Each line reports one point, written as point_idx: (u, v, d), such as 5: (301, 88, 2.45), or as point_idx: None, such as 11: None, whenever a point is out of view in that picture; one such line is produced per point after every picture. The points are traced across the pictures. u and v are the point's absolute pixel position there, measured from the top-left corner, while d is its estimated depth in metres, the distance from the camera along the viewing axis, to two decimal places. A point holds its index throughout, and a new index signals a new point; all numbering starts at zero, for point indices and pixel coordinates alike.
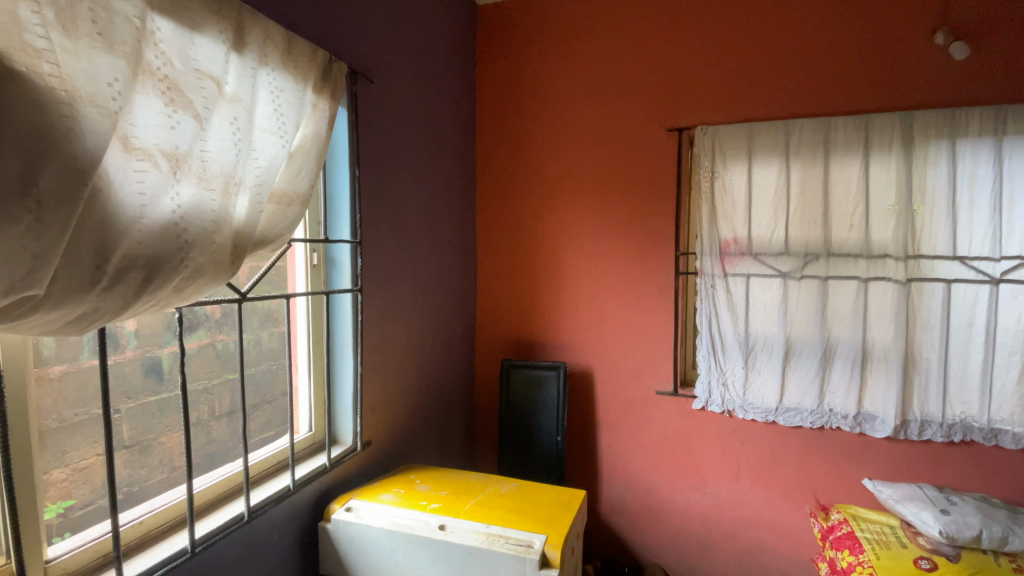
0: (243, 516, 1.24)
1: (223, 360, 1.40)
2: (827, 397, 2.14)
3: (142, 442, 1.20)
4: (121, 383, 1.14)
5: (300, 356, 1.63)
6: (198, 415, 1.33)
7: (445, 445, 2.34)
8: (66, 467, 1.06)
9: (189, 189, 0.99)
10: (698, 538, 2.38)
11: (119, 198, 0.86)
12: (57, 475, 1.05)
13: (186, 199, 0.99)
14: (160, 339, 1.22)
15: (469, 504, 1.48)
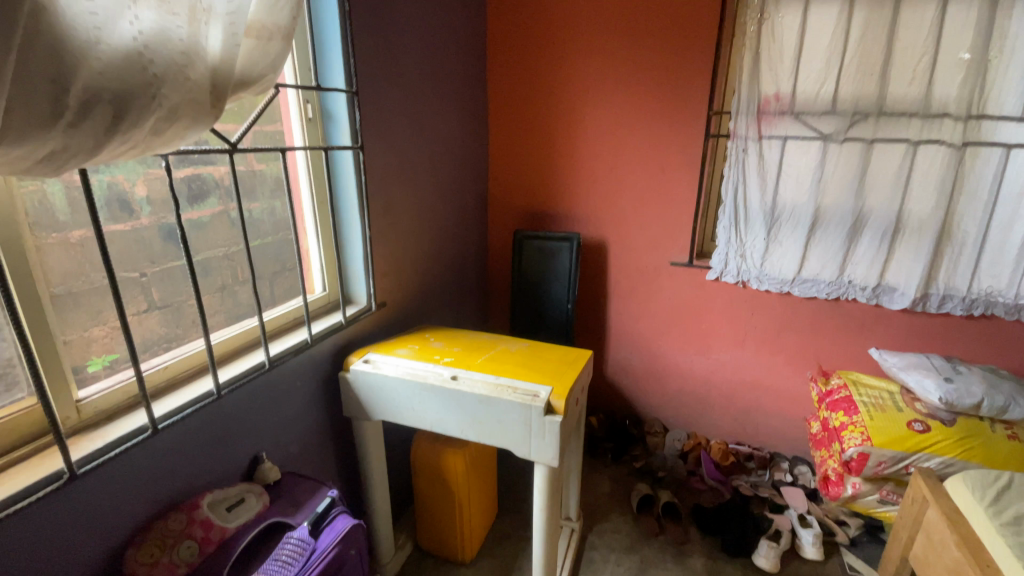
0: (264, 364, 1.31)
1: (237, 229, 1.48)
2: (848, 269, 2.08)
3: (172, 302, 1.32)
4: (141, 247, 1.23)
5: (306, 217, 1.58)
6: (221, 279, 1.44)
7: (458, 311, 2.39)
8: (105, 326, 1.14)
9: (148, 11, 0.85)
10: (698, 398, 2.52)
11: (69, 18, 0.76)
12: (99, 331, 1.13)
13: (148, 25, 0.85)
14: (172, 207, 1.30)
15: (480, 360, 1.54)
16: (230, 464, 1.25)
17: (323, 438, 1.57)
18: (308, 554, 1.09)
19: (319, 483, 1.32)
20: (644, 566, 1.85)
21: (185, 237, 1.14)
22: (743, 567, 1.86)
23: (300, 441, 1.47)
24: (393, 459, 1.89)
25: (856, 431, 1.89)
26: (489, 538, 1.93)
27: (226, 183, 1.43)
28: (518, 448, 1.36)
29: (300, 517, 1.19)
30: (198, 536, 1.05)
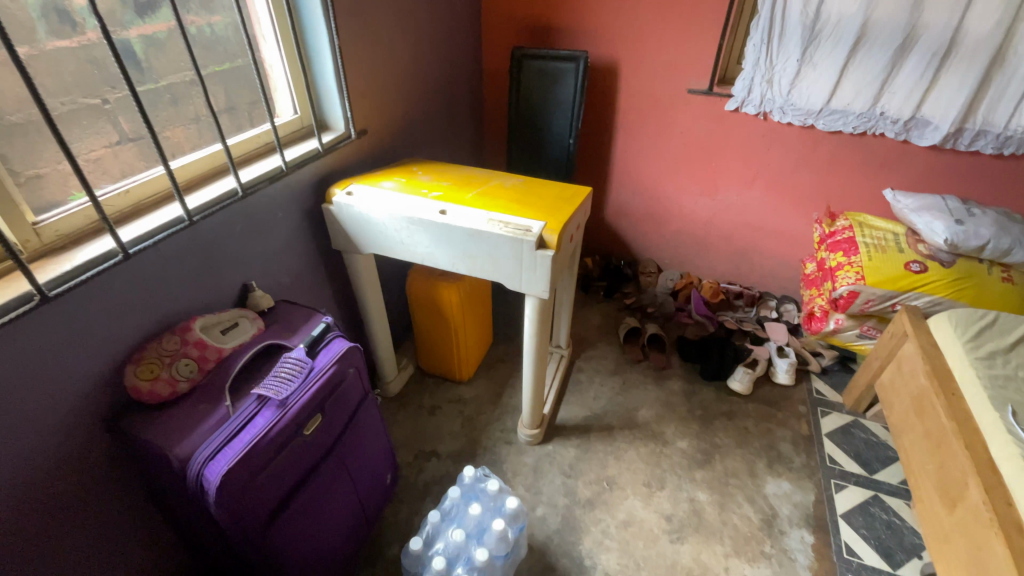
0: (236, 193, 1.22)
1: (206, 49, 1.32)
2: (883, 99, 1.85)
3: (146, 137, 1.22)
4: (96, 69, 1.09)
5: (262, 20, 1.36)
6: (195, 110, 1.32)
7: (449, 145, 2.22)
8: (82, 158, 1.10)
9: None
10: (696, 239, 2.48)
11: None
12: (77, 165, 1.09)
13: None
14: (121, 20, 1.11)
15: (471, 194, 1.45)
16: (218, 291, 1.25)
17: (313, 269, 1.56)
18: (308, 371, 1.14)
19: (313, 311, 1.33)
20: (626, 386, 2.00)
21: (121, 56, 0.95)
22: (717, 389, 2.01)
23: (290, 272, 1.46)
24: (389, 291, 1.92)
25: (851, 272, 1.89)
26: (485, 363, 2.07)
27: None
28: (509, 282, 1.34)
29: (296, 341, 1.22)
30: (195, 355, 1.09)
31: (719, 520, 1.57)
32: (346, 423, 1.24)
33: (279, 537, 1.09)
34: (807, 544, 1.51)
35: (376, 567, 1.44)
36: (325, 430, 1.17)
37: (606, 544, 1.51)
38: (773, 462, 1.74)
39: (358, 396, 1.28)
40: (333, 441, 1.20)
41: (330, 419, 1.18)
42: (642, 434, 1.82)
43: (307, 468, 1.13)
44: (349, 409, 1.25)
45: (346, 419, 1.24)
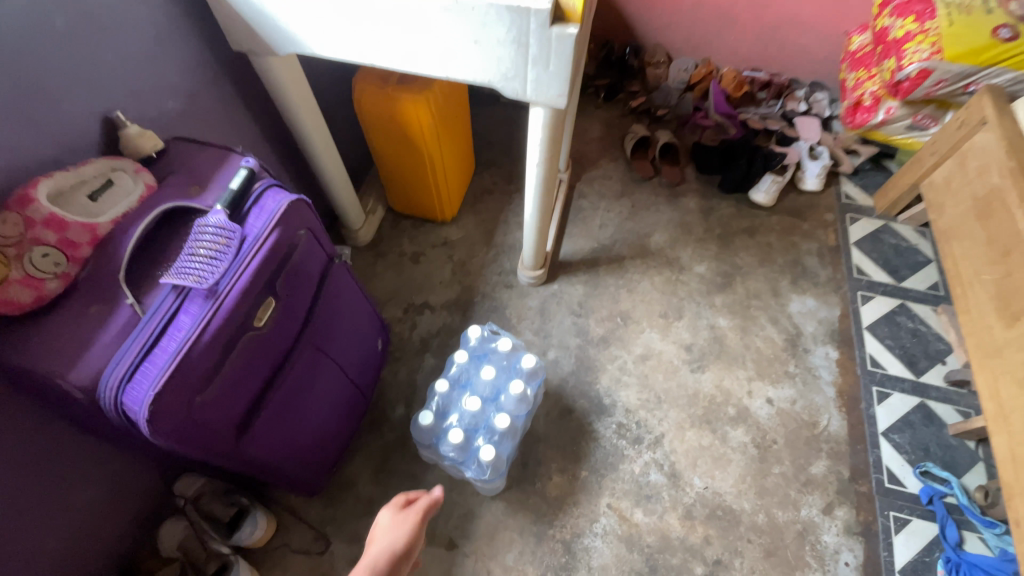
0: None
1: None
2: None
3: None
4: None
5: None
6: None
7: None
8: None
9: None
10: (719, 12, 1.93)
11: None
12: None
13: None
14: None
15: None
16: (68, 133, 0.81)
17: (212, 86, 1.07)
18: (239, 244, 0.80)
19: (228, 151, 0.92)
20: (635, 208, 1.70)
21: None
22: (737, 202, 1.74)
23: (174, 92, 0.99)
24: (333, 113, 1.44)
25: (925, 42, 1.49)
26: (468, 196, 1.72)
27: None
28: (507, 85, 0.93)
29: (210, 198, 0.84)
30: (51, 242, 0.72)
31: (742, 345, 1.45)
32: (313, 301, 0.94)
33: (259, 447, 0.88)
34: (831, 360, 1.44)
35: (381, 431, 1.32)
36: (286, 315, 0.87)
37: (625, 381, 1.39)
38: (799, 278, 1.59)
39: (321, 265, 0.96)
40: (301, 325, 0.92)
41: (288, 300, 0.88)
42: (657, 262, 1.58)
43: (273, 365, 0.87)
44: (312, 282, 0.94)
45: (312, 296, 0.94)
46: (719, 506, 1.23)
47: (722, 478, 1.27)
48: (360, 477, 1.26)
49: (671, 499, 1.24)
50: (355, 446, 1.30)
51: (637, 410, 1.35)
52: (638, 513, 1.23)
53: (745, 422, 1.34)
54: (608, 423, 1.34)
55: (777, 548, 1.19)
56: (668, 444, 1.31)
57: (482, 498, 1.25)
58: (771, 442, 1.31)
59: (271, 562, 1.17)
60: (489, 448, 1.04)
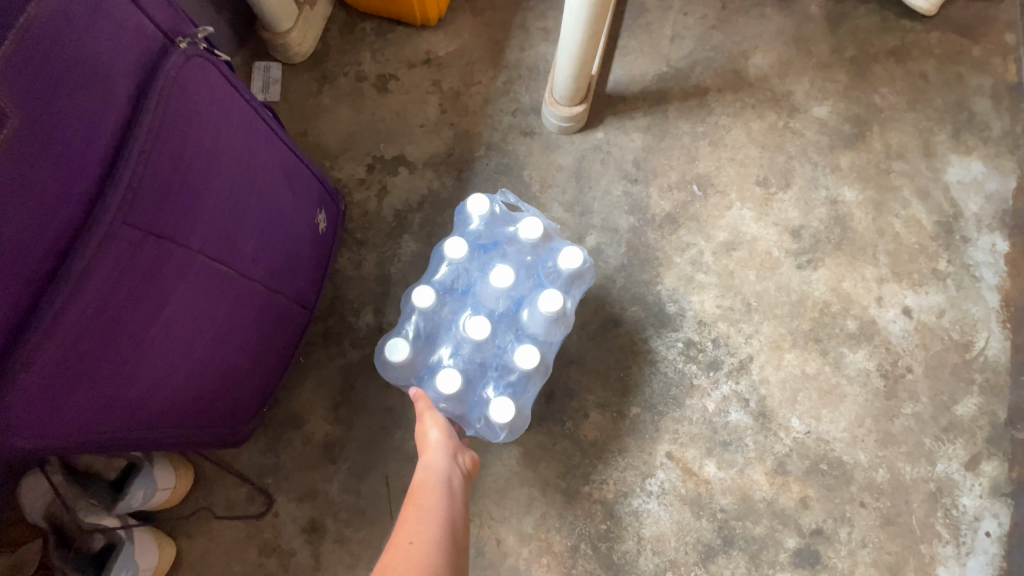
0: None
1: None
2: None
3: None
4: None
5: None
6: None
7: None
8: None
9: None
10: None
11: None
12: None
13: None
14: None
15: None
16: None
17: None
18: None
19: None
20: (727, 11, 1.08)
21: None
22: (879, 9, 1.13)
23: None
24: None
25: None
26: None
27: None
28: None
29: None
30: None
31: (874, 230, 0.98)
32: (122, 137, 0.45)
33: (47, 430, 0.45)
34: (998, 254, 0.98)
35: (341, 349, 0.90)
36: (34, 157, 0.39)
37: (698, 280, 0.95)
38: (961, 130, 1.06)
39: (125, 45, 0.44)
40: (94, 185, 0.43)
41: (34, 123, 0.39)
42: (756, 100, 1.03)
43: (28, 269, 0.40)
44: (110, 92, 0.43)
45: (115, 126, 0.44)
46: (824, 458, 0.88)
47: (831, 421, 0.89)
48: (312, 412, 0.87)
49: (757, 448, 0.88)
50: (302, 368, 0.89)
51: (714, 324, 0.93)
52: (709, 466, 0.87)
53: (870, 341, 0.93)
54: (672, 341, 0.92)
55: (898, 514, 0.86)
56: (757, 371, 0.91)
57: (489, 443, 0.88)
58: (903, 370, 0.91)
59: (189, 529, 0.83)
60: (504, 402, 0.68)
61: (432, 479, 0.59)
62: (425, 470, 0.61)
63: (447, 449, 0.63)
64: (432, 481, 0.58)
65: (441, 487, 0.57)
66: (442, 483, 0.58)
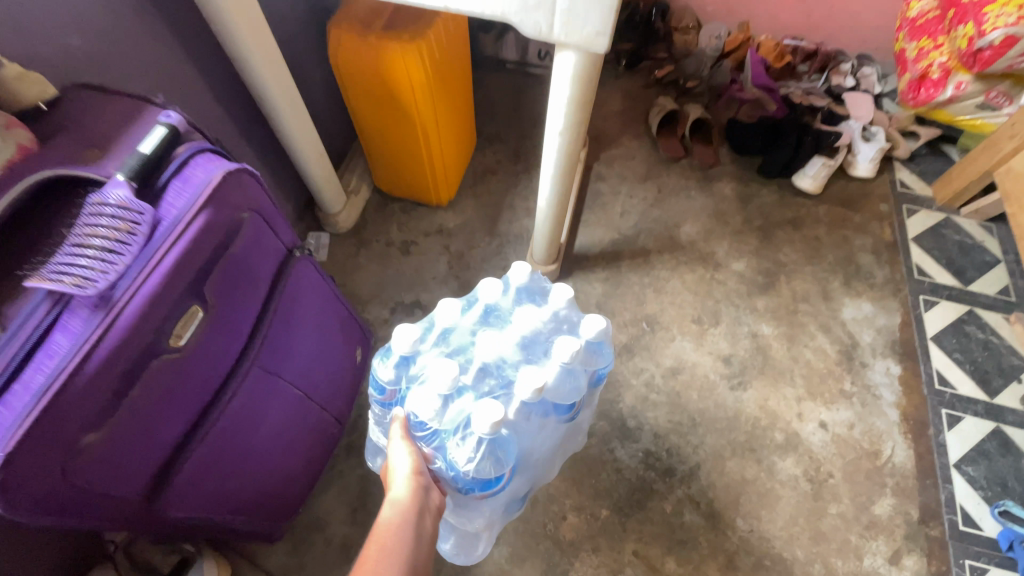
0: None
1: None
2: None
3: None
4: None
5: None
6: None
7: None
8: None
9: None
10: None
11: None
12: None
13: None
14: None
15: None
16: None
17: (143, 30, 0.81)
18: (150, 230, 0.57)
19: (147, 104, 0.67)
20: (662, 194, 1.46)
21: None
22: (779, 190, 1.52)
23: (77, 22, 0.71)
24: (306, 69, 1.17)
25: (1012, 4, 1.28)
26: (469, 176, 1.48)
27: None
28: (524, 22, 0.68)
29: (114, 165, 0.60)
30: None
31: (789, 358, 1.24)
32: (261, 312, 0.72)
33: (183, 510, 0.66)
34: (893, 376, 1.22)
35: (361, 458, 1.10)
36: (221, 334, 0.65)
37: (652, 400, 1.18)
38: (851, 279, 1.37)
39: (272, 259, 0.73)
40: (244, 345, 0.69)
41: (224, 314, 0.65)
42: (688, 258, 1.36)
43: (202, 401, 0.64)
44: (260, 289, 0.71)
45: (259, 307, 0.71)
46: (766, 554, 1.03)
47: (770, 520, 1.06)
48: (334, 515, 1.05)
49: (710, 545, 1.04)
50: (328, 476, 1.08)
51: (667, 436, 1.14)
52: (669, 562, 1.02)
53: (795, 451, 1.13)
54: (633, 451, 1.13)
55: None
56: (704, 477, 1.10)
57: None
58: (826, 475, 1.10)
59: None
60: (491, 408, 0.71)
61: (399, 518, 0.63)
62: (393, 508, 0.64)
63: (418, 486, 0.67)
64: (397, 522, 0.62)
65: (410, 531, 0.62)
66: (407, 527, 0.62)
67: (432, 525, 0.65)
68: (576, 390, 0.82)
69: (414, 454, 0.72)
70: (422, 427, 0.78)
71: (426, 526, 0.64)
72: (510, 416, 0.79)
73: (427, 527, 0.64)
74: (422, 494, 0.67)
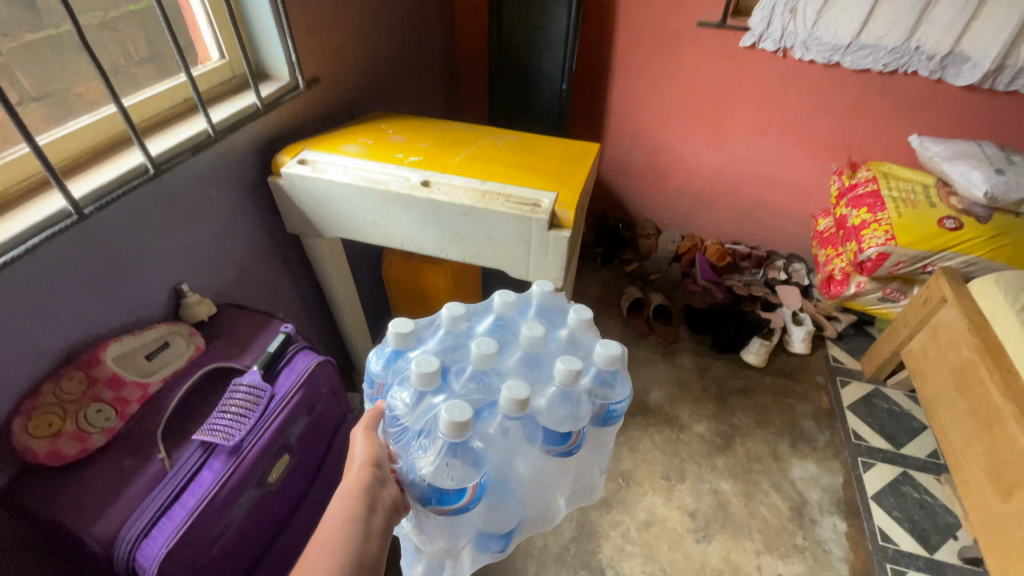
0: (148, 170, 0.89)
1: None
2: (921, 30, 1.60)
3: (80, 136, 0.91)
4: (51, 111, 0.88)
5: None
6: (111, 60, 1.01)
7: (424, 96, 1.86)
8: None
9: None
10: (700, 196, 2.23)
11: None
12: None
13: None
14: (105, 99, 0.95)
15: (459, 158, 1.15)
16: (139, 301, 0.93)
17: (269, 264, 1.24)
18: (267, 402, 0.88)
19: (270, 317, 1.06)
20: (634, 366, 1.81)
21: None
22: (731, 364, 1.86)
23: (234, 265, 1.14)
24: (362, 274, 1.61)
25: (879, 230, 1.72)
26: None
27: None
28: (513, 269, 1.10)
29: (250, 359, 0.96)
30: (67, 432, 0.76)
31: (747, 513, 1.43)
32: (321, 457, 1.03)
33: None
34: (839, 532, 1.40)
35: None
36: (297, 473, 0.95)
37: (627, 549, 1.35)
38: (797, 442, 1.61)
39: (335, 420, 1.05)
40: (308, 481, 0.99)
41: (302, 459, 0.95)
42: (656, 421, 1.64)
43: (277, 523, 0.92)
44: (324, 440, 1.02)
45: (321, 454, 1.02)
46: None
47: None
48: None
49: None
50: None
51: None
52: None
53: None
54: None
55: None
56: None
57: None
58: None
59: None
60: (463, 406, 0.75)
61: (345, 510, 0.67)
62: (340, 501, 0.68)
63: (368, 477, 0.71)
64: (343, 516, 0.67)
65: (357, 526, 0.66)
66: (351, 521, 0.66)
67: (383, 521, 0.69)
68: (567, 419, 0.84)
69: (370, 446, 0.76)
70: (396, 423, 0.84)
71: (374, 521, 0.68)
72: (489, 429, 0.83)
73: (378, 522, 0.69)
74: (371, 488, 0.70)
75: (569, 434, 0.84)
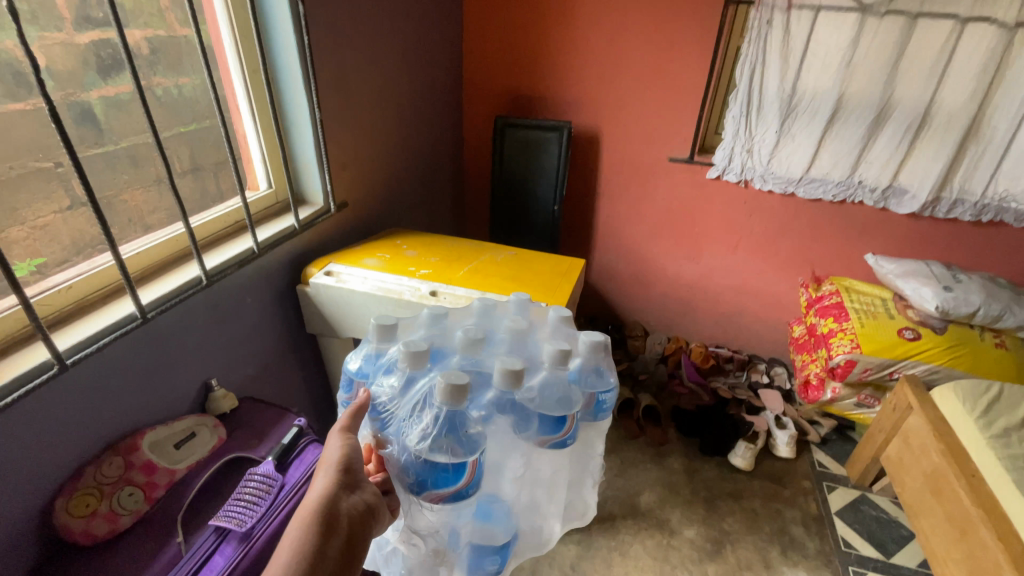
0: (201, 280, 1.05)
1: (171, 108, 1.22)
2: (860, 169, 1.88)
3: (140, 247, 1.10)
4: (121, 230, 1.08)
5: (241, 110, 1.29)
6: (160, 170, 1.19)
7: (434, 213, 2.12)
8: (24, 226, 0.95)
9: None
10: (682, 302, 2.41)
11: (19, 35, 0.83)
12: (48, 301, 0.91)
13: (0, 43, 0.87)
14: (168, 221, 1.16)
15: (463, 271, 1.33)
16: (173, 395, 1.05)
17: (287, 361, 1.38)
18: (278, 491, 0.96)
19: (285, 411, 1.16)
20: (625, 467, 1.86)
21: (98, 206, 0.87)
22: (719, 467, 1.90)
23: (257, 362, 1.27)
24: None
25: (845, 339, 1.87)
26: None
27: (118, 41, 1.07)
28: None
29: (265, 450, 1.05)
30: (102, 513, 0.84)
31: None
32: None
33: None
34: None
35: None
36: None
37: None
38: (788, 549, 1.62)
39: None
40: None
41: None
42: (647, 524, 1.66)
43: None
44: None
45: None
46: None
47: None
48: None
49: None
50: None
51: None
52: None
53: None
54: None
55: None
56: None
57: None
58: None
59: None
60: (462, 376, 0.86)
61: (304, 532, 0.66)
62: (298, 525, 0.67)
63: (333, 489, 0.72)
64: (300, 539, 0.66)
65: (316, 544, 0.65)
66: (309, 544, 0.65)
67: (340, 547, 0.67)
68: (556, 402, 0.95)
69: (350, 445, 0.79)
70: (384, 410, 0.92)
71: (332, 545, 0.67)
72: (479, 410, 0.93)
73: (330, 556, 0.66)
74: (330, 509, 0.70)
75: (564, 420, 0.94)
